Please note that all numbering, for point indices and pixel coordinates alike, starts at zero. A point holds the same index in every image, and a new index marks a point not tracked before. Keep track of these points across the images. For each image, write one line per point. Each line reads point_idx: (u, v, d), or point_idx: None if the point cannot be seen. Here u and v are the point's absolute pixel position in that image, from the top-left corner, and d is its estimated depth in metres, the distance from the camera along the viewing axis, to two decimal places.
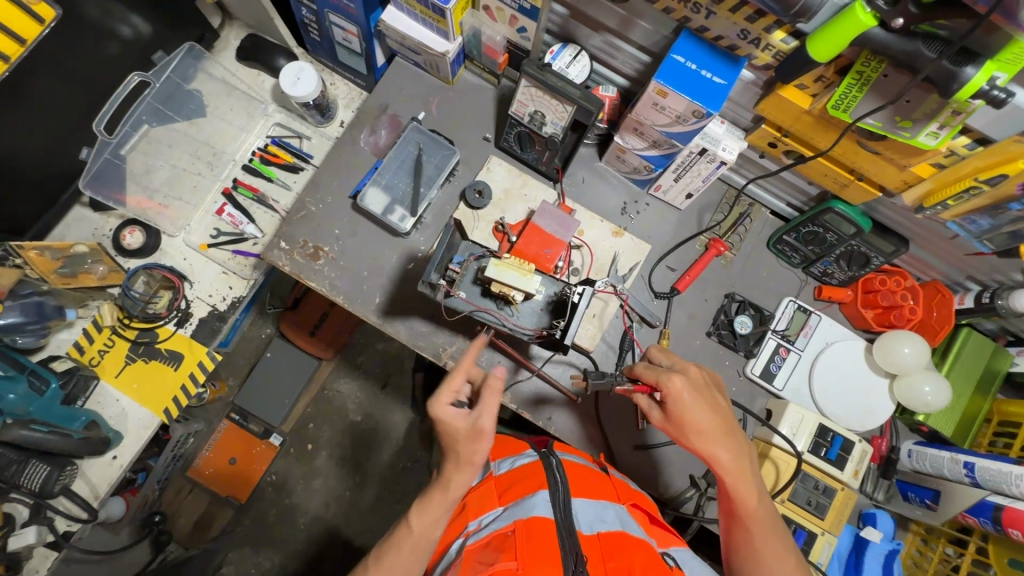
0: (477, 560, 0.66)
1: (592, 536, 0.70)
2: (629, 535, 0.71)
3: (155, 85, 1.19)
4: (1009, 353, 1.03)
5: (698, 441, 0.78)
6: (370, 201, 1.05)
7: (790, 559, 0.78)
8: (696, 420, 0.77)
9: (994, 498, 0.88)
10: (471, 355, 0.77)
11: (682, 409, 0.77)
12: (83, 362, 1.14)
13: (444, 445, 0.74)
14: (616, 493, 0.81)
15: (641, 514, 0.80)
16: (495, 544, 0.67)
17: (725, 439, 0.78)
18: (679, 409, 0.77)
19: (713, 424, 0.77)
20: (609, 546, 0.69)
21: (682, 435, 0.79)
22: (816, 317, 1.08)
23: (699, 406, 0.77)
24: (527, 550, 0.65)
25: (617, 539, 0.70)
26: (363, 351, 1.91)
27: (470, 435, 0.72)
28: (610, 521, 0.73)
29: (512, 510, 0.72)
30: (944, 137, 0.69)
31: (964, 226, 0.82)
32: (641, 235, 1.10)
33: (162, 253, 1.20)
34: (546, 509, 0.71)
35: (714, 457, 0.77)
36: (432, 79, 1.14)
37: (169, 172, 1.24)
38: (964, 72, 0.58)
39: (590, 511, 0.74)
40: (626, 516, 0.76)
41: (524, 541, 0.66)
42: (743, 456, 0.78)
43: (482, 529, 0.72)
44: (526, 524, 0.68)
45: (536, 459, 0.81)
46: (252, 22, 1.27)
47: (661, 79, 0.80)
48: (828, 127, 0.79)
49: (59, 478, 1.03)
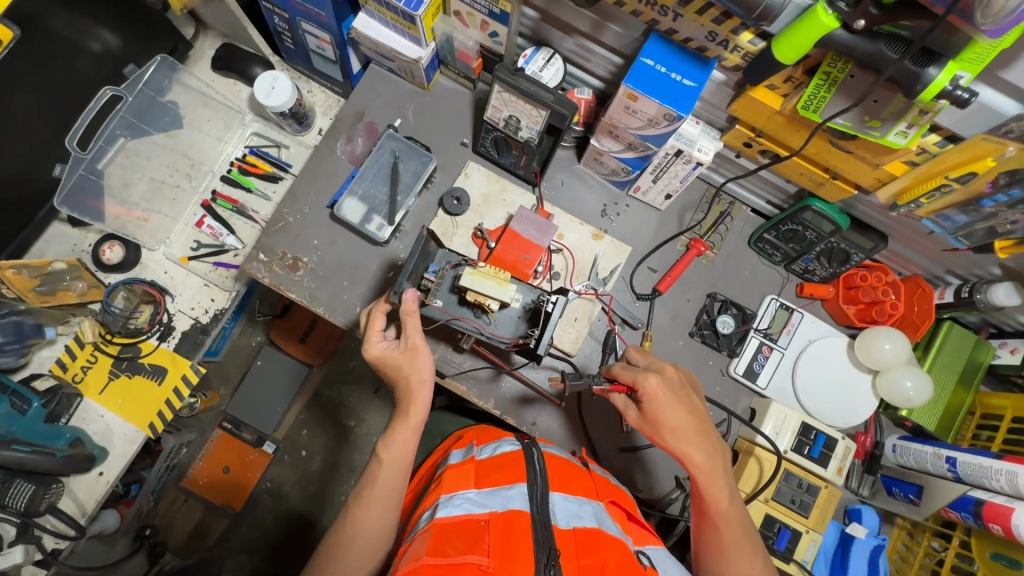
0: (446, 540, 0.64)
1: (567, 530, 0.69)
2: (603, 533, 0.69)
3: (127, 99, 1.18)
4: (991, 346, 1.03)
5: (673, 441, 0.78)
6: (347, 211, 1.04)
7: (759, 557, 0.79)
8: (671, 420, 0.77)
9: (975, 493, 0.88)
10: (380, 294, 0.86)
11: (657, 409, 0.78)
12: (66, 379, 1.13)
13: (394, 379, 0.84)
14: (596, 490, 0.81)
15: (618, 511, 0.79)
16: (466, 531, 0.66)
17: (700, 439, 0.78)
18: (654, 409, 0.78)
19: (688, 425, 0.78)
20: (583, 543, 0.67)
21: (657, 434, 0.80)
22: (798, 314, 1.08)
23: (674, 406, 0.77)
24: (500, 544, 0.64)
25: (592, 536, 0.68)
26: (354, 356, 1.90)
27: (408, 355, 0.82)
28: (586, 517, 0.71)
29: (489, 498, 0.72)
30: (913, 136, 0.68)
31: (939, 223, 0.82)
32: (622, 236, 1.10)
33: (142, 266, 1.20)
34: (524, 503, 0.71)
35: (687, 458, 0.78)
36: (408, 85, 1.13)
37: (147, 185, 1.23)
38: (926, 73, 0.57)
39: (567, 507, 0.73)
40: (602, 513, 0.75)
41: (497, 534, 0.66)
42: (716, 457, 0.79)
43: (454, 505, 0.70)
44: (503, 516, 0.68)
45: (518, 449, 0.82)
46: (226, 32, 1.26)
47: (631, 83, 0.79)
48: (800, 126, 0.79)
49: (44, 495, 1.03)
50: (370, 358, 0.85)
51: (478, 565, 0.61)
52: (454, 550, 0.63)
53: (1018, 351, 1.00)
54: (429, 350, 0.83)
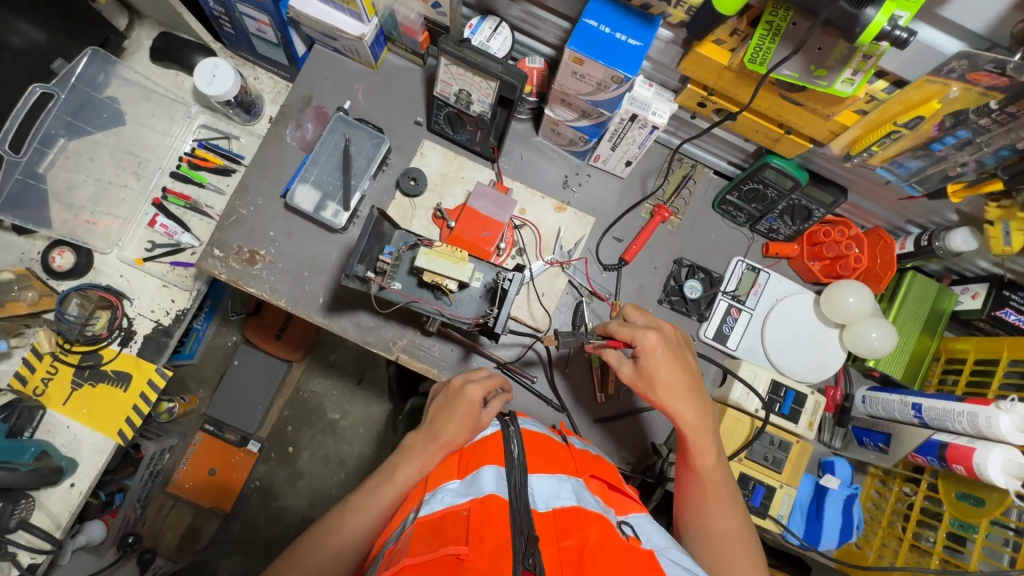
0: (427, 535, 0.60)
1: (547, 513, 0.66)
2: (583, 510, 0.67)
3: (59, 97, 1.10)
4: (954, 292, 1.04)
5: (665, 396, 0.79)
6: (300, 201, 1.02)
7: (738, 513, 0.80)
8: (665, 376, 0.78)
9: (939, 436, 0.90)
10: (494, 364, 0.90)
11: (653, 364, 0.78)
12: (26, 393, 1.10)
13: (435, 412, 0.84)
14: (575, 466, 0.77)
15: (599, 484, 0.76)
16: (449, 526, 0.61)
17: (692, 397, 0.79)
18: (651, 363, 0.78)
19: (682, 382, 0.78)
20: (564, 523, 0.64)
21: (650, 389, 0.79)
22: (764, 274, 1.07)
23: (670, 363, 0.78)
24: (478, 533, 0.60)
25: (571, 515, 0.65)
26: (334, 348, 1.86)
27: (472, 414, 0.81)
28: (566, 497, 0.68)
29: (468, 489, 0.68)
30: (859, 83, 0.66)
31: (893, 171, 0.81)
32: (586, 208, 1.08)
33: (96, 271, 1.15)
34: (498, 487, 0.67)
35: (678, 412, 0.78)
36: (356, 65, 1.09)
37: (93, 187, 1.17)
38: (864, 14, 0.56)
39: (545, 488, 0.70)
40: (583, 490, 0.71)
41: (476, 521, 0.61)
42: (706, 414, 0.79)
43: (434, 500, 0.67)
44: (482, 502, 0.64)
45: (498, 430, 0.80)
46: (163, 21, 1.20)
47: (575, 46, 0.77)
48: (748, 81, 0.78)
49: (14, 512, 1.01)
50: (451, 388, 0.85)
51: (456, 557, 0.57)
52: (431, 545, 0.59)
53: (979, 296, 1.00)
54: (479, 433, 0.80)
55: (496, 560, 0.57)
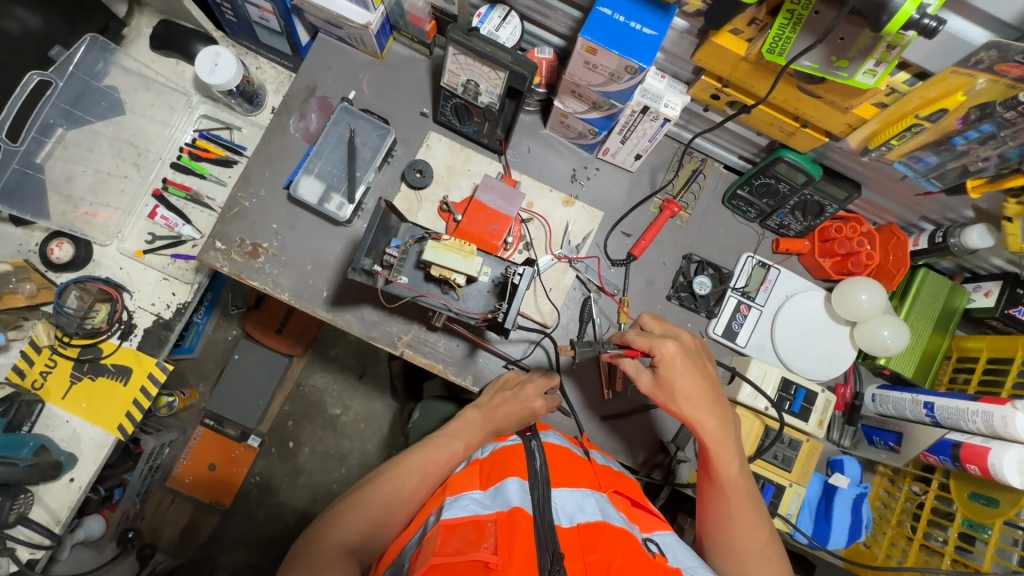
0: (455, 539, 0.61)
1: (571, 529, 0.65)
2: (609, 525, 0.66)
3: (58, 85, 1.07)
4: (966, 290, 1.03)
5: (686, 406, 0.78)
6: (304, 192, 0.99)
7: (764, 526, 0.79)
8: (685, 386, 0.77)
9: (953, 436, 0.89)
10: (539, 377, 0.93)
11: (673, 373, 0.77)
12: (25, 386, 1.08)
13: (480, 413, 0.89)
14: (597, 480, 0.76)
15: (623, 500, 0.74)
16: (473, 533, 0.62)
17: (712, 406, 0.78)
18: (670, 373, 0.77)
19: (701, 391, 0.78)
20: (588, 538, 0.63)
21: (670, 399, 0.79)
22: (774, 270, 1.06)
23: (690, 373, 0.77)
24: (503, 546, 0.60)
25: (596, 530, 0.64)
26: (335, 343, 1.84)
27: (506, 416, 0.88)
28: (590, 512, 0.67)
29: (491, 501, 0.68)
30: (882, 75, 0.65)
31: (911, 165, 0.80)
32: (594, 202, 1.06)
33: (95, 264, 1.13)
34: (522, 500, 0.66)
35: (699, 423, 0.78)
36: (361, 54, 1.07)
37: (93, 178, 1.15)
38: (892, 1, 0.54)
39: (569, 502, 0.69)
40: (606, 505, 0.70)
41: (503, 535, 0.62)
42: (727, 423, 0.79)
43: (457, 506, 0.67)
44: (507, 515, 0.64)
45: (519, 443, 0.80)
46: (163, 8, 1.18)
47: (588, 36, 0.75)
48: (765, 72, 0.76)
49: (13, 507, 1.00)
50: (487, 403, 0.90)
51: (484, 563, 0.58)
52: (461, 548, 0.59)
53: (992, 293, 0.99)
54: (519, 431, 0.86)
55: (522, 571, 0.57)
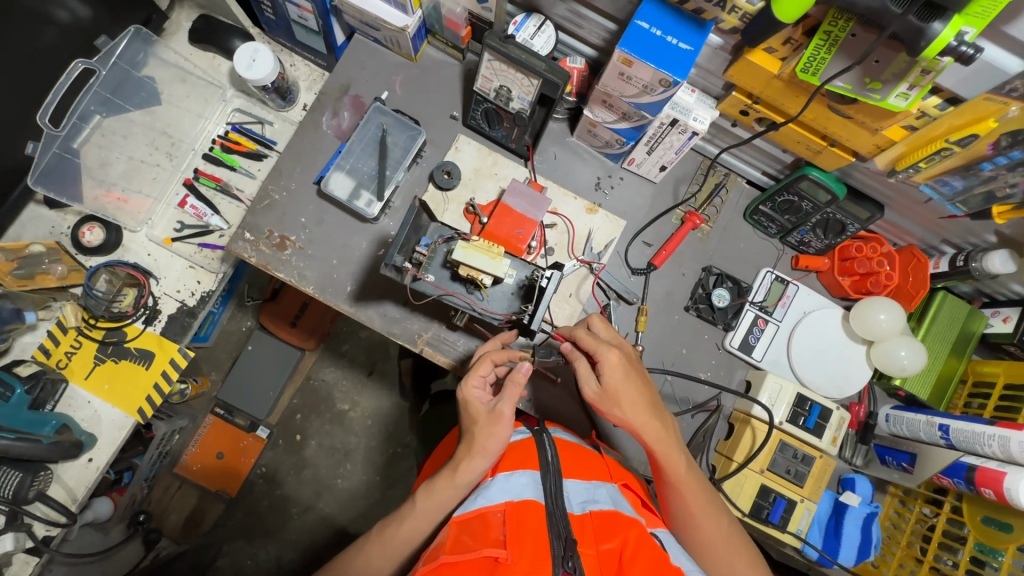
0: (465, 534, 0.63)
1: (583, 516, 0.66)
2: (621, 514, 0.67)
3: (100, 73, 1.10)
4: (984, 315, 1.03)
5: (631, 412, 0.77)
6: (335, 187, 1.01)
7: (726, 519, 0.80)
8: (629, 391, 0.76)
9: (967, 459, 0.89)
10: (503, 351, 0.84)
11: (616, 381, 0.76)
12: (50, 365, 1.10)
13: (466, 431, 0.78)
14: (609, 472, 0.77)
15: (632, 494, 0.75)
16: (482, 526, 0.64)
17: (655, 410, 0.78)
18: (614, 380, 0.76)
19: (643, 395, 0.77)
20: (601, 526, 0.65)
21: (614, 407, 0.77)
22: (793, 286, 1.07)
23: (630, 378, 0.77)
24: (516, 535, 0.61)
25: (608, 519, 0.65)
26: (346, 339, 1.86)
27: (489, 417, 0.76)
28: (602, 501, 0.68)
29: (502, 487, 0.68)
30: (914, 98, 0.67)
31: (937, 188, 0.81)
32: (616, 212, 1.07)
33: (124, 249, 1.16)
34: (535, 492, 0.67)
35: (645, 428, 0.77)
36: (396, 56, 1.09)
37: (126, 165, 1.18)
38: (932, 28, 0.56)
39: (580, 492, 0.70)
40: (618, 495, 0.71)
41: (512, 525, 0.62)
42: (669, 427, 0.78)
43: (473, 499, 0.69)
44: (517, 507, 0.65)
45: (529, 436, 0.78)
46: (203, 3, 1.21)
47: (625, 48, 0.77)
48: (798, 92, 0.78)
49: (32, 484, 1.01)
50: (460, 399, 0.81)
51: (495, 559, 0.59)
52: (472, 544, 0.61)
53: (1011, 319, 0.99)
54: (512, 422, 0.76)
55: (535, 565, 0.58)
